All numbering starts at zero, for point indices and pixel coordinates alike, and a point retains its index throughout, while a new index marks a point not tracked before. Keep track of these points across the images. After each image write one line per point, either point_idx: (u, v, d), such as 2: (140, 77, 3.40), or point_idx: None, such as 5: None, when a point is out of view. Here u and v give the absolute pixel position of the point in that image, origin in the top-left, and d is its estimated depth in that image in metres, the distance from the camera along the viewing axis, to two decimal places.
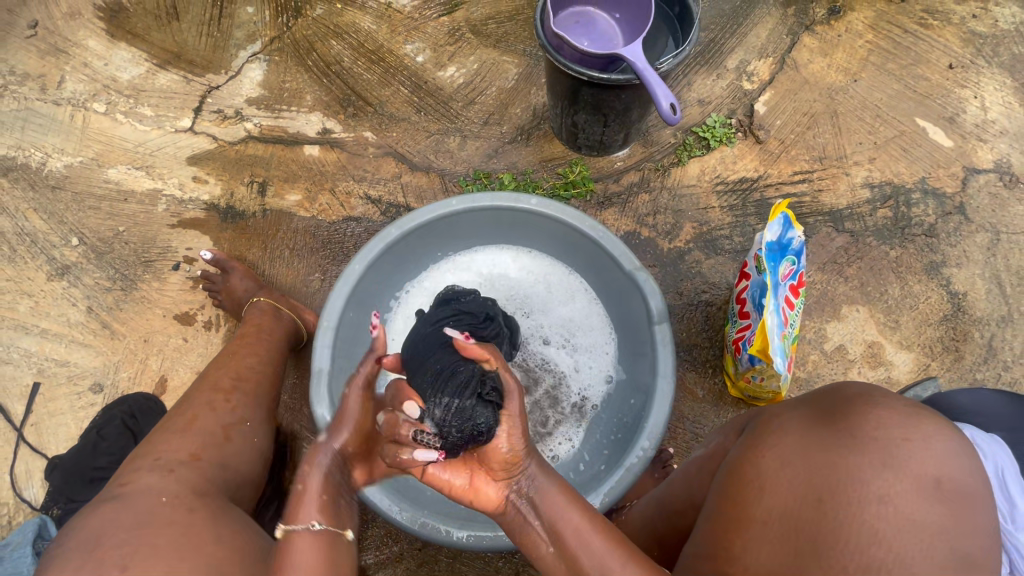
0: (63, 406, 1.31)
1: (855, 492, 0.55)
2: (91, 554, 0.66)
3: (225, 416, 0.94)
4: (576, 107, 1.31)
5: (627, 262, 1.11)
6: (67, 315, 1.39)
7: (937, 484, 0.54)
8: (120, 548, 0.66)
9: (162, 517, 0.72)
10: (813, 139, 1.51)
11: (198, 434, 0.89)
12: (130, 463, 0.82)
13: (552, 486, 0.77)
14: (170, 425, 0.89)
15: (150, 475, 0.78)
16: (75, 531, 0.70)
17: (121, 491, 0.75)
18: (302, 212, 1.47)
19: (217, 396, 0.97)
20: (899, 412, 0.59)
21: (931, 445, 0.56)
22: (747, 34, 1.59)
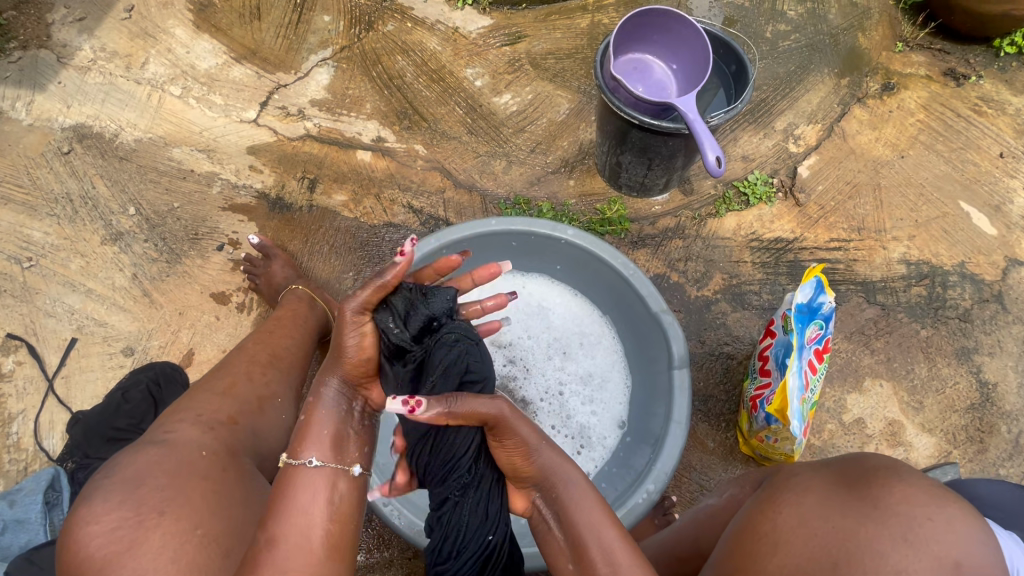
0: (94, 364, 1.37)
1: (870, 563, 0.55)
2: (136, 491, 0.72)
3: (261, 388, 0.97)
4: (623, 148, 1.35)
5: (653, 303, 1.13)
6: (112, 279, 1.46)
7: (957, 569, 0.53)
8: (160, 494, 0.72)
9: (198, 468, 0.76)
10: (853, 209, 1.52)
11: (236, 399, 0.92)
12: (173, 413, 0.86)
13: (585, 499, 0.74)
14: (211, 386, 0.93)
15: (192, 428, 0.83)
16: (120, 468, 0.75)
17: (166, 438, 0.80)
18: (346, 212, 1.52)
19: (255, 367, 1.01)
20: (925, 489, 0.59)
21: (956, 529, 0.55)
22: (799, 98, 1.63)
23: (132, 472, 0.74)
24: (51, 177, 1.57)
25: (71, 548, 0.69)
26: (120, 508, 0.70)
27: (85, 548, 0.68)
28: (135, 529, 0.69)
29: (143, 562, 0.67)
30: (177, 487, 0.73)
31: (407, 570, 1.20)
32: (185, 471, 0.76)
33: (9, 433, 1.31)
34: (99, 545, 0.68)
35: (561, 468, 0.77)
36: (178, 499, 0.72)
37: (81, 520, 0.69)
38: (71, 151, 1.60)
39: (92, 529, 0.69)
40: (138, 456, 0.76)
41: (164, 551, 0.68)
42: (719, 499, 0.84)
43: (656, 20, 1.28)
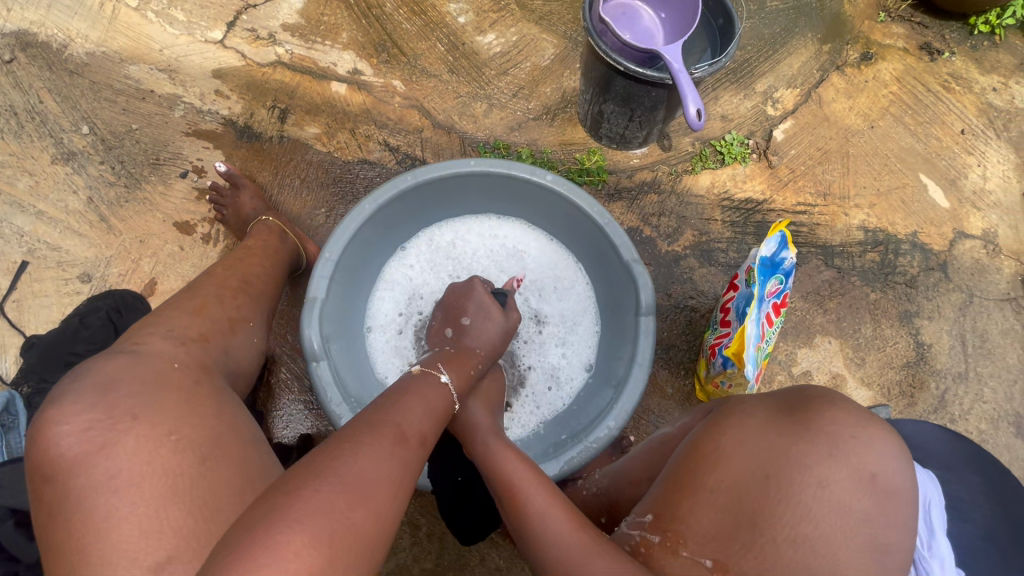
0: (48, 288, 1.31)
1: (798, 475, 0.60)
2: (104, 397, 0.70)
3: (233, 311, 0.96)
4: (606, 97, 1.34)
5: (625, 253, 1.15)
6: (66, 201, 1.38)
7: (871, 479, 0.60)
8: (130, 400, 0.71)
9: (171, 379, 0.76)
10: (821, 174, 1.57)
11: (209, 320, 0.91)
12: (141, 328, 0.84)
13: (507, 454, 0.86)
14: (180, 306, 0.91)
15: (163, 342, 0.82)
16: (89, 374, 0.74)
17: (135, 349, 0.79)
18: (319, 146, 1.47)
19: (226, 292, 0.99)
20: (851, 412, 0.65)
21: (875, 446, 0.62)
22: (780, 62, 1.65)
23: (103, 378, 0.73)
24: None
25: (36, 454, 0.67)
26: (91, 410, 0.69)
27: (54, 450, 0.66)
28: (107, 430, 0.67)
29: (116, 462, 0.65)
30: (150, 391, 0.73)
31: None
32: (157, 379, 0.75)
33: None
34: (71, 444, 0.66)
35: (480, 432, 0.92)
36: (153, 405, 0.71)
37: (51, 421, 0.68)
38: (15, 60, 1.47)
39: (62, 430, 0.67)
40: (107, 363, 0.76)
41: (139, 454, 0.66)
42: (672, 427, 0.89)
43: None
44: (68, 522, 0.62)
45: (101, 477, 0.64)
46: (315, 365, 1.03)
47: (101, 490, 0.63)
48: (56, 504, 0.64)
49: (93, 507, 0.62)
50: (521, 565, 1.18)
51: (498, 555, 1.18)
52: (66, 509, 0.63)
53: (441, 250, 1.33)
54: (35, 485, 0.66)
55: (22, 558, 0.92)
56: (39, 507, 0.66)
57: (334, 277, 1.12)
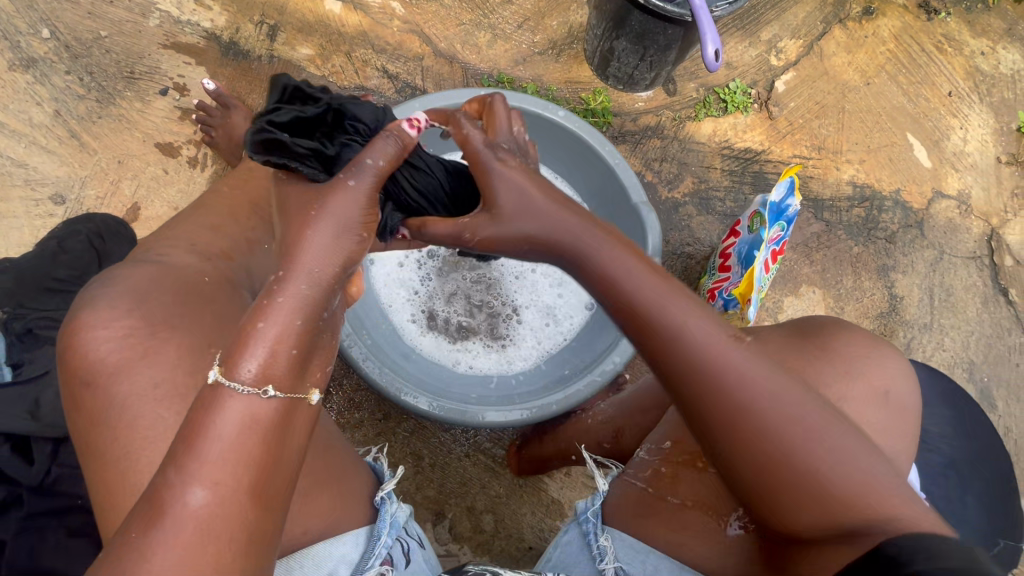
0: (17, 209, 1.22)
1: (830, 391, 0.66)
2: (139, 304, 0.72)
3: (248, 230, 0.92)
4: (620, 32, 1.30)
5: (634, 194, 1.16)
6: (29, 114, 1.26)
7: (884, 394, 0.68)
8: (165, 309, 0.73)
9: (201, 290, 0.78)
10: (817, 129, 1.60)
11: (226, 236, 0.88)
12: (161, 241, 0.84)
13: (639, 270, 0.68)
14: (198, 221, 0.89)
15: (187, 255, 0.82)
16: (121, 279, 0.75)
17: (161, 259, 0.80)
18: (312, 68, 1.38)
19: (237, 208, 0.93)
20: (860, 335, 0.72)
21: (885, 364, 0.70)
22: (786, 10, 1.63)
23: (136, 285, 0.74)
24: None
25: (75, 356, 0.70)
26: (126, 317, 0.71)
27: (96, 356, 0.69)
28: (147, 340, 0.70)
29: (158, 372, 0.69)
30: (184, 305, 0.75)
31: (377, 431, 1.23)
32: (189, 292, 0.77)
33: None
34: (113, 350, 0.69)
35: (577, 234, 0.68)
36: (189, 317, 0.74)
37: (87, 325, 0.70)
38: None
39: (101, 334, 0.70)
40: (135, 271, 0.76)
41: (179, 361, 0.70)
42: None
43: None
44: (111, 421, 0.67)
45: (143, 385, 0.68)
46: None
47: (145, 397, 0.68)
48: (99, 406, 0.68)
49: (137, 413, 0.67)
50: (520, 492, 1.23)
51: (498, 483, 1.23)
52: (110, 412, 0.67)
53: None
54: (74, 387, 0.70)
55: (24, 482, 0.88)
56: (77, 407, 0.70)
57: None
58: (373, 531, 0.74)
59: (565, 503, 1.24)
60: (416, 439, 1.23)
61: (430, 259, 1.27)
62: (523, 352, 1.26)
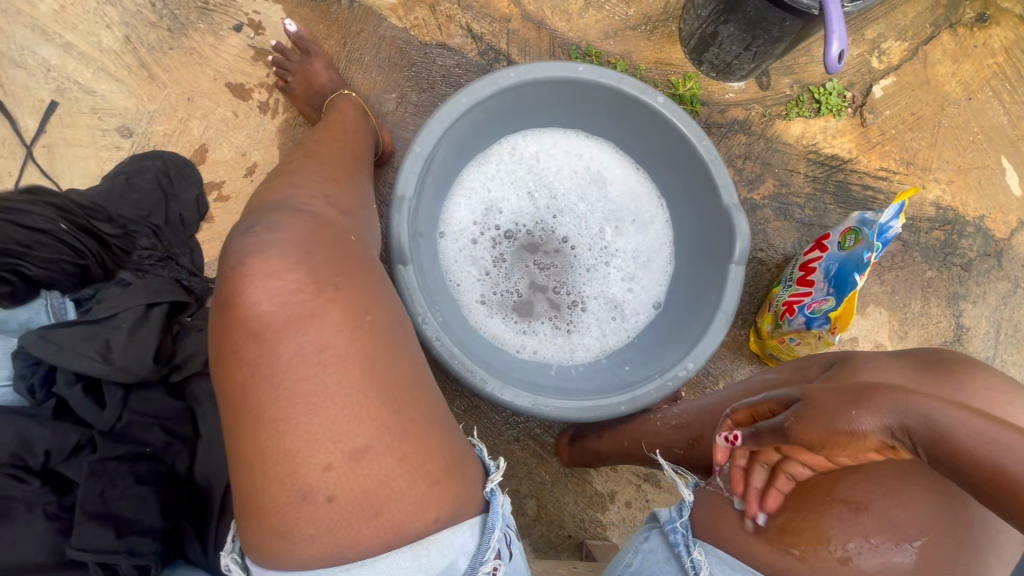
0: (83, 139, 1.17)
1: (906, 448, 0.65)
2: (303, 257, 0.64)
3: (350, 191, 0.85)
4: (729, 17, 1.21)
5: (725, 194, 1.08)
6: (99, 37, 1.19)
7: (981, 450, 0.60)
8: (329, 269, 0.66)
9: (346, 249, 0.70)
10: (909, 142, 1.51)
11: (342, 194, 0.82)
12: (288, 187, 0.76)
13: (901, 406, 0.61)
14: (315, 172, 0.82)
15: (313, 205, 0.74)
16: (273, 226, 0.67)
17: (304, 208, 0.72)
18: (394, 19, 1.29)
19: (338, 170, 0.86)
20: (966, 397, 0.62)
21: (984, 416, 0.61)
22: (896, 8, 1.51)
23: (299, 236, 0.66)
24: None
25: (232, 305, 0.61)
26: (292, 272, 0.63)
27: (261, 307, 0.61)
28: (315, 297, 0.63)
29: (326, 335, 0.62)
30: (344, 264, 0.68)
31: None
32: (343, 250, 0.69)
33: None
34: (282, 304, 0.61)
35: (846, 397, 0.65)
36: (350, 280, 0.67)
37: (254, 272, 0.62)
38: None
39: (271, 286, 0.61)
40: (285, 220, 0.67)
41: (338, 330, 0.62)
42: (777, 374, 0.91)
43: None
44: (274, 384, 0.59)
45: (309, 348, 0.60)
46: (401, 267, 0.98)
47: (312, 360, 0.60)
48: (258, 365, 0.60)
49: (301, 379, 0.60)
50: (565, 481, 1.24)
51: (545, 470, 1.24)
52: (276, 373, 0.60)
53: (524, 162, 1.25)
54: (227, 340, 0.61)
55: (97, 426, 0.89)
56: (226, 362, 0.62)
57: (422, 175, 1.03)
58: (485, 523, 0.68)
59: (608, 496, 1.24)
60: (468, 418, 1.23)
61: (504, 240, 1.23)
62: (584, 344, 1.23)
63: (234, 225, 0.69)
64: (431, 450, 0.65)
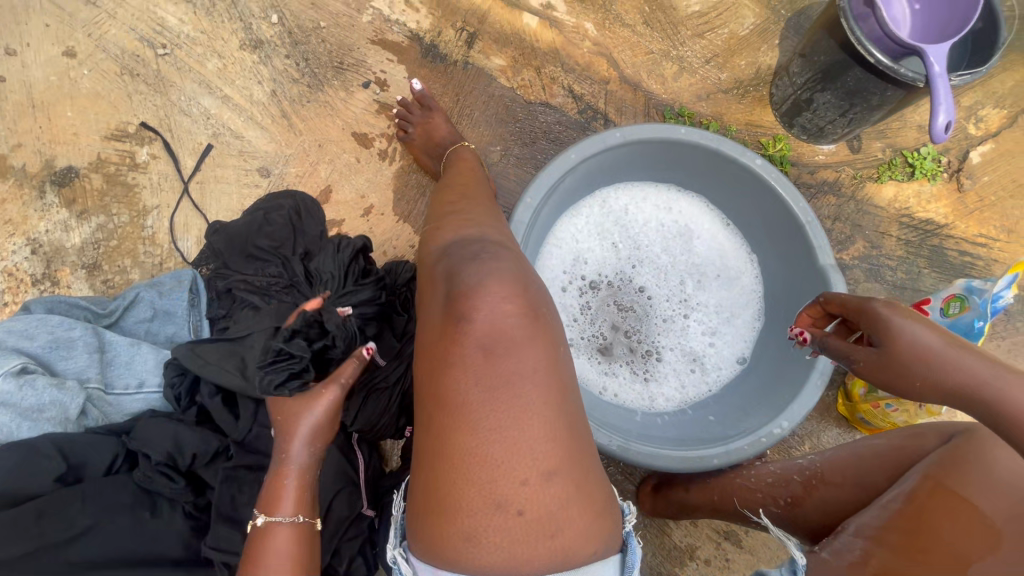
0: (230, 177, 1.33)
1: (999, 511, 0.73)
2: (521, 290, 0.75)
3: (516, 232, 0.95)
4: (827, 85, 1.25)
5: (822, 256, 1.10)
6: (251, 91, 1.37)
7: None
8: (537, 303, 0.76)
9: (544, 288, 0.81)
10: (1010, 209, 1.47)
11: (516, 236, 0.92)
12: (483, 227, 0.87)
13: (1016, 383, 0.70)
14: (493, 214, 0.93)
15: (504, 244, 0.84)
16: (491, 258, 0.78)
17: (505, 246, 0.83)
18: (502, 80, 1.42)
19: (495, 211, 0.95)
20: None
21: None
22: (993, 77, 1.51)
23: (514, 271, 0.77)
24: None
25: (461, 319, 0.72)
26: (514, 300, 0.73)
27: (488, 324, 0.70)
28: (530, 324, 0.72)
29: (538, 358, 0.70)
30: (545, 301, 0.78)
31: None
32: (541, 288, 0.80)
33: (143, 226, 1.30)
34: (505, 325, 0.71)
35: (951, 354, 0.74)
36: (550, 315, 0.77)
37: (486, 295, 0.72)
38: None
39: (496, 309, 0.71)
40: (502, 257, 0.79)
41: (546, 357, 0.71)
42: (886, 441, 0.91)
43: None
44: (489, 394, 0.66)
45: (527, 367, 0.68)
46: None
47: (527, 377, 0.68)
48: (478, 372, 0.68)
49: (517, 391, 0.67)
50: (643, 532, 1.23)
51: None
52: (496, 383, 0.67)
53: (618, 213, 1.31)
54: (453, 350, 0.70)
55: (229, 437, 1.03)
56: (446, 368, 0.70)
57: (529, 224, 1.11)
58: (623, 563, 0.68)
59: (688, 552, 1.22)
60: None
61: (592, 288, 1.29)
62: (669, 393, 1.24)
63: (452, 253, 0.81)
64: (597, 484, 0.69)
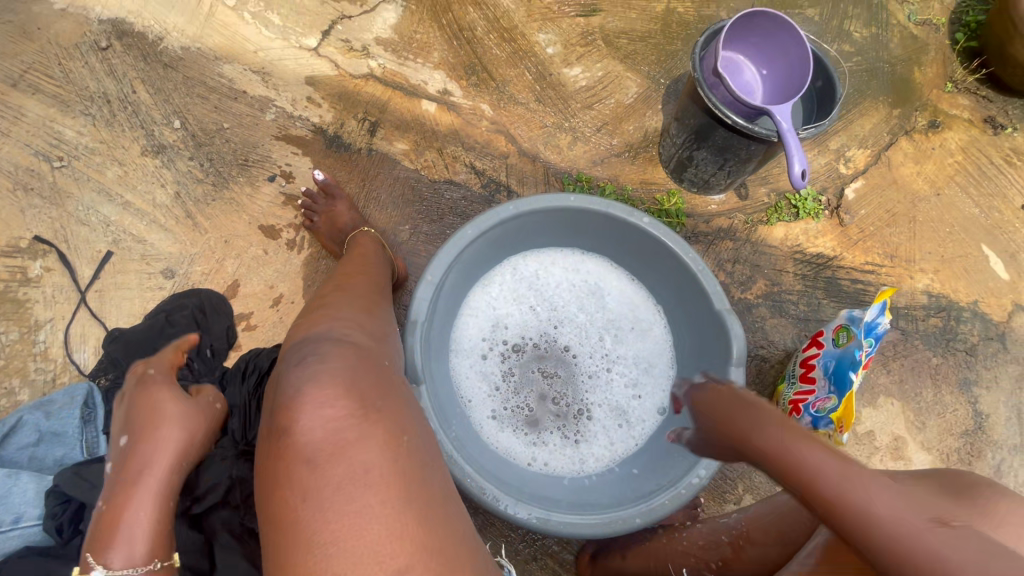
0: (131, 281, 1.31)
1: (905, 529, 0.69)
2: (352, 386, 0.74)
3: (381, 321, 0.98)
4: (701, 144, 1.37)
5: (717, 302, 1.15)
6: (153, 194, 1.38)
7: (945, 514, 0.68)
8: (374, 395, 0.76)
9: (387, 376, 0.82)
10: (889, 237, 1.60)
11: (374, 325, 0.94)
12: (330, 325, 0.88)
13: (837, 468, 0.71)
14: (349, 308, 0.95)
15: (351, 339, 0.86)
16: (323, 359, 0.78)
17: (348, 341, 0.84)
18: (407, 163, 1.48)
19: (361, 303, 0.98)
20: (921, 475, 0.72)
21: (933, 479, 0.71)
22: (853, 122, 1.68)
23: (345, 367, 0.77)
24: (85, 73, 1.43)
25: (287, 433, 0.70)
26: (343, 398, 0.72)
27: (305, 432, 0.69)
28: (362, 423, 0.71)
29: (371, 456, 0.69)
30: (385, 391, 0.78)
31: None
32: (382, 378, 0.80)
33: (36, 341, 1.25)
34: (333, 430, 0.70)
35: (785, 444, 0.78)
36: (389, 405, 0.77)
37: (311, 401, 0.71)
38: (110, 48, 1.45)
39: (324, 414, 0.70)
40: (336, 354, 0.79)
41: (383, 450, 0.70)
42: None
43: (764, 24, 1.25)
44: (320, 508, 0.65)
45: (358, 468, 0.67)
46: (416, 389, 1.04)
47: (359, 481, 0.67)
48: (309, 488, 0.67)
49: (350, 497, 0.66)
50: None
51: None
52: (327, 492, 0.66)
53: (528, 279, 1.34)
54: (282, 468, 0.69)
55: None
56: (281, 486, 0.68)
57: (432, 300, 1.12)
58: None
59: None
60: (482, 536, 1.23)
61: (512, 356, 1.30)
62: (595, 453, 1.24)
63: (289, 360, 0.81)
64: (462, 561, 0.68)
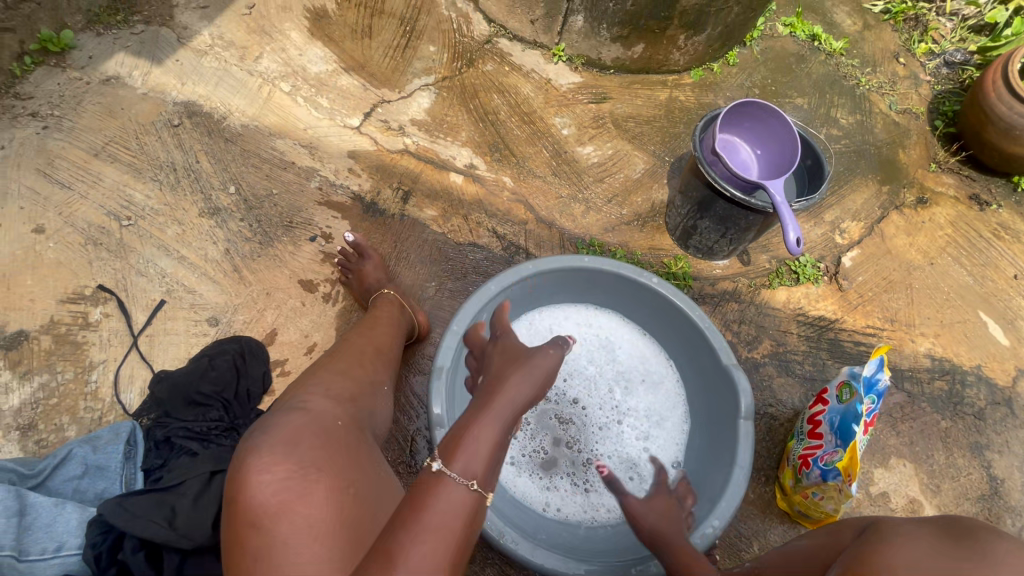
0: (179, 328, 1.42)
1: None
2: (295, 448, 0.87)
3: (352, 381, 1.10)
4: (703, 215, 1.50)
5: (724, 356, 1.23)
6: (205, 250, 1.52)
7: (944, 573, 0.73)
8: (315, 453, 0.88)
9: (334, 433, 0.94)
10: (888, 302, 1.69)
11: (338, 386, 1.07)
12: (289, 395, 1.01)
13: None
14: (313, 377, 1.08)
15: (314, 403, 0.98)
16: (270, 428, 0.90)
17: (304, 405, 0.97)
18: (435, 227, 1.63)
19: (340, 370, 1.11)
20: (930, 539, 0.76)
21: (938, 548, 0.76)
22: (845, 197, 1.82)
23: (290, 433, 0.89)
24: (158, 145, 1.63)
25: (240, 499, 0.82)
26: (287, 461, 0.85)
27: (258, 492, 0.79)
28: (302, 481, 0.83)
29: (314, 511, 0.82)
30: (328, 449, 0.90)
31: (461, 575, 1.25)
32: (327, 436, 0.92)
33: (88, 381, 1.34)
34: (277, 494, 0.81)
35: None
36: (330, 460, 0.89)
37: (255, 468, 0.83)
38: (181, 125, 1.66)
39: (266, 478, 0.82)
40: (284, 422, 0.92)
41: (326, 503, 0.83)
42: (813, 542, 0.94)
43: (754, 112, 1.43)
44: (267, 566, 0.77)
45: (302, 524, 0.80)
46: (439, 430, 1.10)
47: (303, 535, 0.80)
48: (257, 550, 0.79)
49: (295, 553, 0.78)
50: None
51: None
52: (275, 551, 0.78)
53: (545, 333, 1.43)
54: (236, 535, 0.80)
55: None
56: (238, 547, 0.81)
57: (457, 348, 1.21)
58: None
59: None
60: None
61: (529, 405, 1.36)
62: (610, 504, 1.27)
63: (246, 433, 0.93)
64: None
